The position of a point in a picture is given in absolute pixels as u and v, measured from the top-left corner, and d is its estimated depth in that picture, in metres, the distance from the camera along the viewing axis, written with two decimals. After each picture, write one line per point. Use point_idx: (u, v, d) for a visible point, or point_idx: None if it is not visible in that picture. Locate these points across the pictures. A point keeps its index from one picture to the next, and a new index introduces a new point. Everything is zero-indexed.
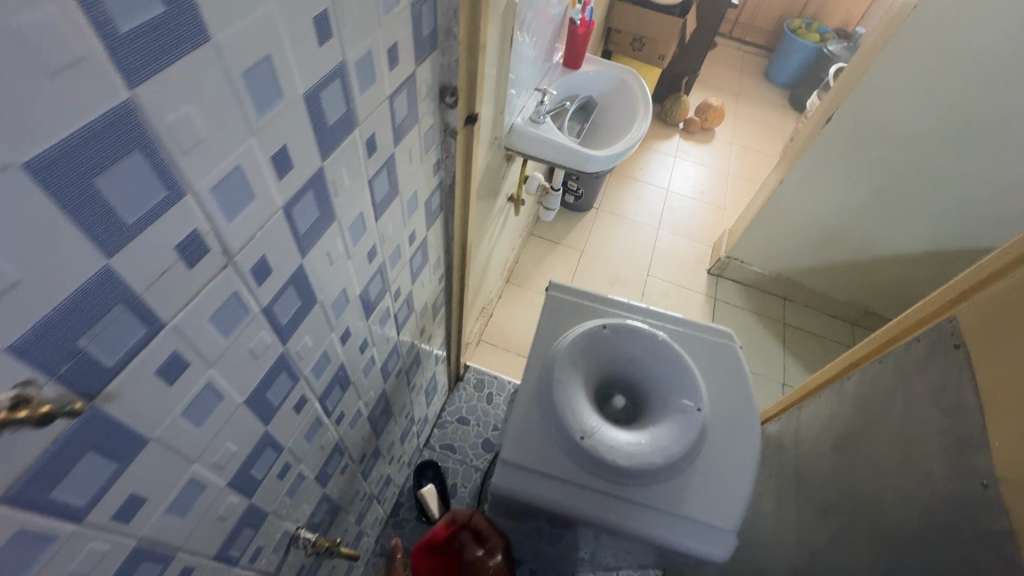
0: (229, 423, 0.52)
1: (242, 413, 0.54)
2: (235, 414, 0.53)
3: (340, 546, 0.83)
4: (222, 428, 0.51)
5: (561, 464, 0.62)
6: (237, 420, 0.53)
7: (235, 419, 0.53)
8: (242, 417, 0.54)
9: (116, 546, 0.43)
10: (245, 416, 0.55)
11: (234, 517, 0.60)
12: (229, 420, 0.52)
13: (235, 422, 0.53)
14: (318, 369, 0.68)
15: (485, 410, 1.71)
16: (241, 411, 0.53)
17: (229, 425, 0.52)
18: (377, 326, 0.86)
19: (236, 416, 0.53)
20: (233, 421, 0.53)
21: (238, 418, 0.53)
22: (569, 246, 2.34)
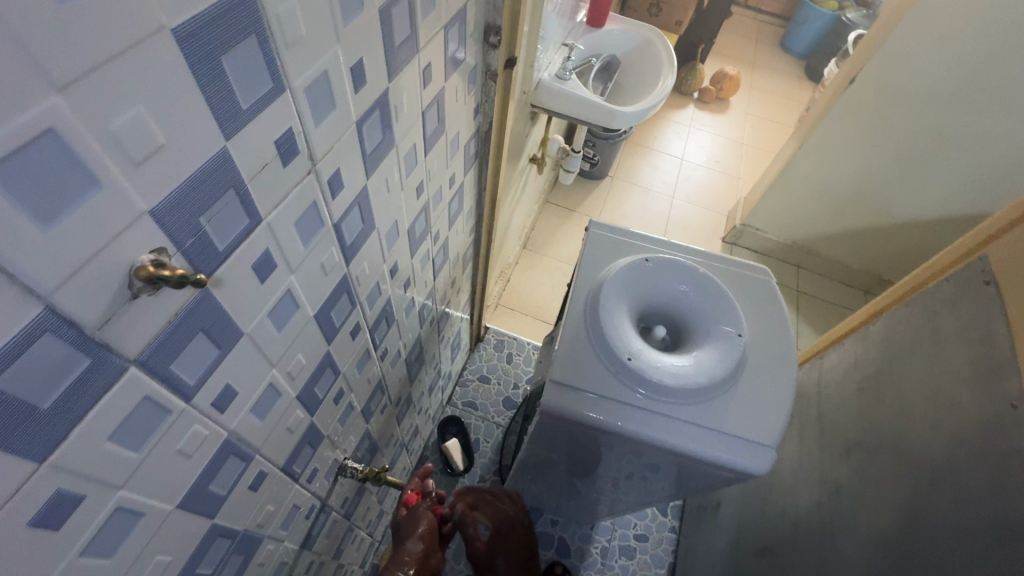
0: (301, 334, 0.55)
1: (311, 327, 0.57)
2: (306, 326, 0.55)
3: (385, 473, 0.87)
4: (296, 338, 0.54)
5: (609, 385, 0.64)
6: (307, 333, 0.56)
7: (306, 331, 0.56)
8: (311, 331, 0.57)
9: (213, 434, 0.46)
10: (313, 331, 0.57)
11: (299, 432, 0.63)
12: (301, 332, 0.55)
13: (305, 335, 0.56)
14: (371, 298, 0.71)
15: (505, 369, 1.74)
16: (311, 325, 0.56)
17: (301, 337, 0.55)
18: (419, 268, 0.88)
19: (306, 329, 0.56)
20: (304, 333, 0.55)
21: (308, 331, 0.56)
22: (585, 213, 2.35)
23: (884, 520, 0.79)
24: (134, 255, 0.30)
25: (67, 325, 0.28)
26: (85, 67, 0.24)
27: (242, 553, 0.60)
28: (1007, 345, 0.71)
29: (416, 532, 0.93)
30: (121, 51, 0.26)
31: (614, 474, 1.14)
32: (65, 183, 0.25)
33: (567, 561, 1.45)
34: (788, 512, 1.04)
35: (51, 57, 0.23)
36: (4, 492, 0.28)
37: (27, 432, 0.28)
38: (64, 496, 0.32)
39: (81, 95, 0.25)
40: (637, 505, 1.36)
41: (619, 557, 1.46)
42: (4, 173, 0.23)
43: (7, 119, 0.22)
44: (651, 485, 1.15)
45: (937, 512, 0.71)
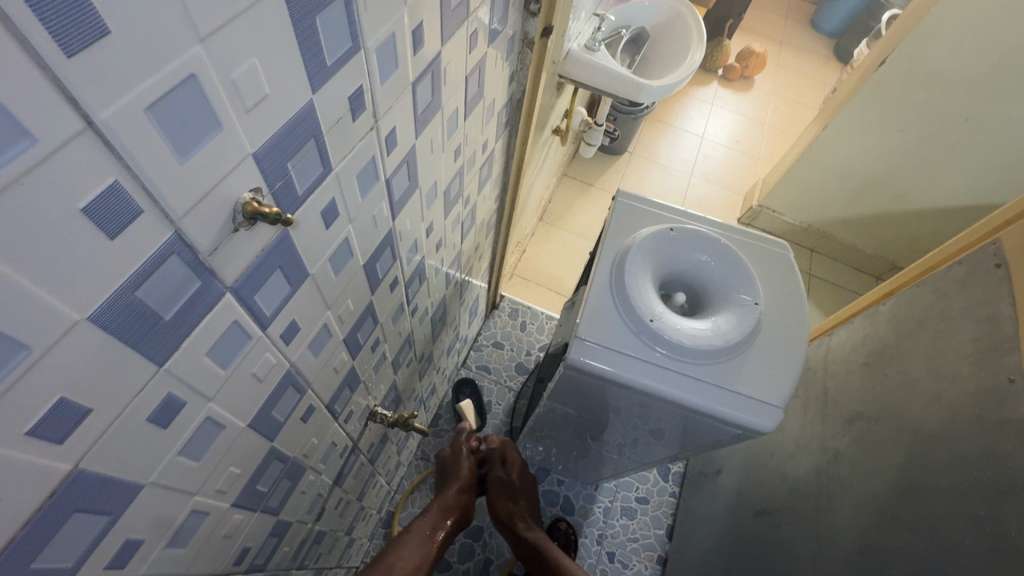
0: (351, 281, 0.59)
1: (359, 275, 0.61)
2: (356, 273, 0.60)
3: (413, 422, 0.93)
4: (347, 284, 0.59)
5: (630, 344, 0.69)
6: (356, 281, 0.61)
7: (356, 278, 0.60)
8: (359, 278, 0.61)
9: (279, 364, 0.51)
10: (361, 279, 0.62)
11: (342, 373, 0.69)
12: (352, 278, 0.59)
13: (355, 281, 0.60)
14: (409, 255, 0.76)
15: (519, 336, 1.79)
16: (359, 272, 0.61)
17: (352, 283, 0.60)
18: (450, 229, 0.92)
19: (356, 276, 0.60)
20: (353, 278, 0.60)
21: (357, 278, 0.61)
22: (602, 187, 2.36)
23: (881, 483, 0.84)
24: (238, 193, 0.35)
25: (187, 249, 0.33)
26: (220, 22, 0.28)
27: (290, 479, 0.66)
28: (1011, 324, 0.74)
29: (458, 476, 1.15)
30: (246, 8, 0.29)
31: (619, 437, 1.20)
32: (196, 122, 0.29)
33: (571, 518, 1.52)
34: (785, 477, 1.10)
35: (199, 10, 0.26)
36: (132, 389, 0.33)
37: (153, 339, 0.33)
38: (172, 399, 0.37)
39: (213, 44, 0.28)
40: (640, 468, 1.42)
41: (621, 517, 1.54)
42: (159, 110, 0.27)
43: (163, 64, 0.26)
44: (653, 449, 1.21)
45: (931, 478, 0.76)
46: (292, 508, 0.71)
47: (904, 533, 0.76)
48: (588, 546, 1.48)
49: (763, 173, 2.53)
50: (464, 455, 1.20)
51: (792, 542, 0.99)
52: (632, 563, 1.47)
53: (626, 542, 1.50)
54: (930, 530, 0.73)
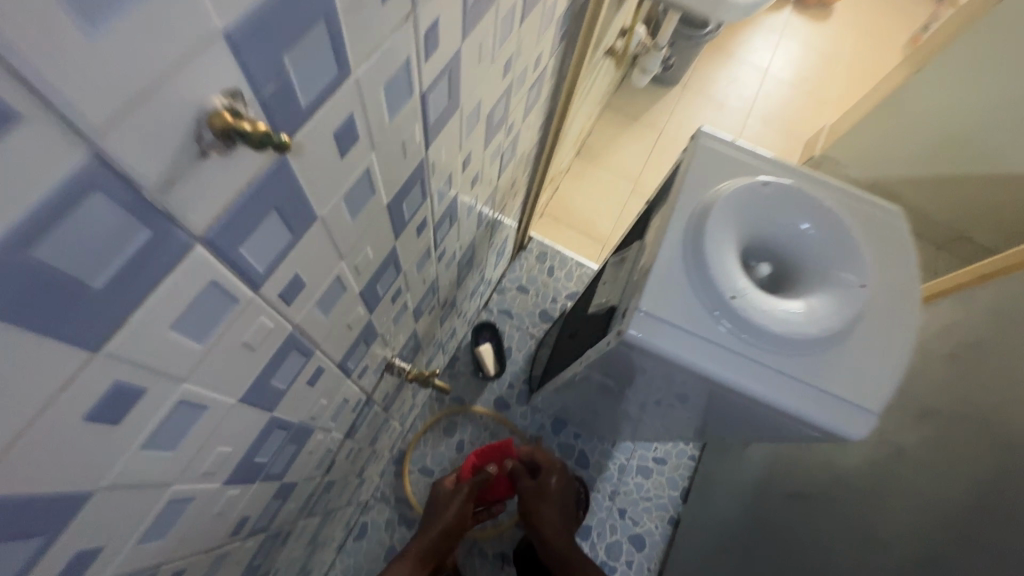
0: (372, 223, 0.47)
1: (382, 216, 0.49)
2: (379, 214, 0.48)
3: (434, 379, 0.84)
4: (367, 226, 0.47)
5: (700, 323, 0.57)
6: (378, 223, 0.49)
7: (378, 220, 0.48)
8: (382, 220, 0.49)
9: (278, 328, 0.40)
10: (385, 220, 0.50)
11: (357, 328, 0.58)
12: (373, 219, 0.47)
13: (377, 223, 0.49)
14: (441, 191, 0.63)
15: (546, 282, 1.67)
16: (382, 213, 0.49)
17: (372, 225, 0.48)
18: (489, 162, 0.78)
19: (378, 217, 0.48)
20: (375, 220, 0.48)
21: (380, 219, 0.49)
22: (648, 123, 2.13)
23: (953, 493, 0.75)
24: (203, 97, 0.22)
25: (121, 185, 0.21)
26: None
27: (296, 442, 0.58)
28: None
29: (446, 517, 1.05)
30: None
31: (647, 403, 1.12)
32: None
33: (584, 472, 1.48)
34: (828, 464, 1.01)
35: None
36: (49, 386, 0.22)
37: (78, 315, 0.22)
38: (123, 387, 0.27)
39: None
40: (664, 433, 1.35)
41: (636, 475, 1.50)
42: None
43: None
44: (681, 418, 1.13)
45: (1016, 496, 0.65)
46: (297, 470, 0.64)
47: (975, 551, 0.68)
48: (600, 500, 1.46)
49: (828, 119, 2.26)
50: (457, 500, 1.08)
51: (830, 535, 0.92)
52: (643, 521, 1.45)
53: (638, 500, 1.47)
54: (1001, 551, 0.65)
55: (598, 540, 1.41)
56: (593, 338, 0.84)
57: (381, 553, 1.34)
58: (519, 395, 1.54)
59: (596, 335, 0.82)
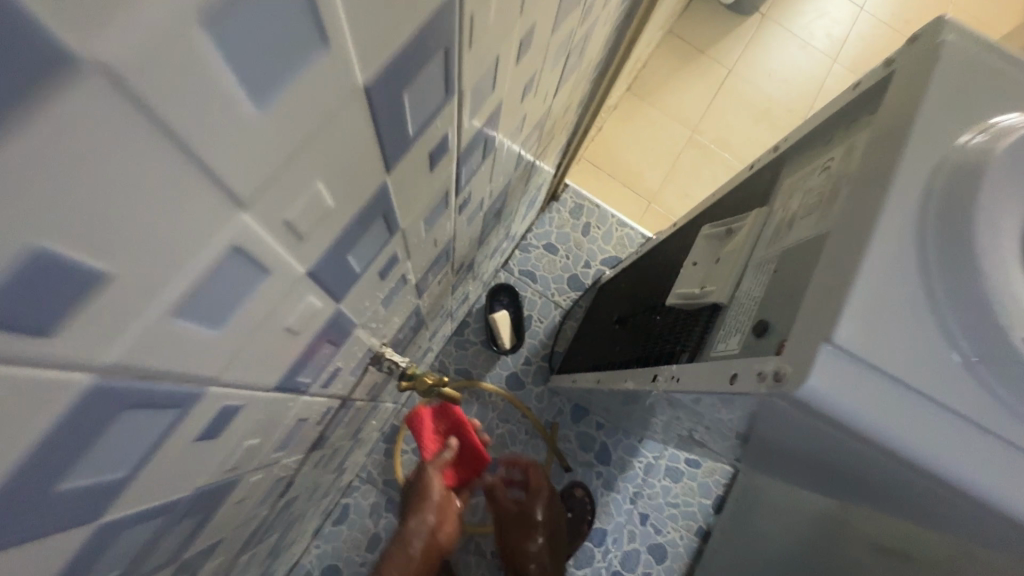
0: (324, 132, 0.20)
1: (348, 119, 0.21)
2: (338, 112, 0.20)
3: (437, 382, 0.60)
4: (307, 140, 0.19)
5: (935, 371, 0.35)
6: (338, 136, 0.21)
7: (339, 128, 0.21)
8: (348, 128, 0.22)
9: (24, 385, 0.15)
10: (357, 131, 0.22)
11: (313, 330, 0.33)
12: (325, 124, 0.20)
13: (335, 132, 0.21)
14: (477, 92, 0.34)
15: (579, 242, 1.40)
16: (348, 112, 0.21)
17: (324, 138, 0.20)
18: (551, 61, 0.49)
19: (337, 121, 0.21)
20: (332, 127, 0.21)
21: (342, 125, 0.21)
22: (715, 58, 1.76)
23: None
24: None
25: None
26: None
27: (199, 510, 0.34)
28: None
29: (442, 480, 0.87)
30: None
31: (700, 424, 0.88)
32: None
33: (604, 469, 1.28)
34: None
35: None
36: None
37: None
38: None
39: None
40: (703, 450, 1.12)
41: (664, 477, 1.28)
42: None
43: None
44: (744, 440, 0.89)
45: None
46: (216, 529, 0.41)
47: None
48: (619, 502, 1.26)
49: None
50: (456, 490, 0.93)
51: None
52: (666, 529, 1.25)
53: (664, 505, 1.27)
54: None
55: (613, 547, 1.23)
56: (672, 343, 0.57)
57: (364, 540, 1.17)
58: (536, 374, 1.31)
59: (679, 341, 0.56)
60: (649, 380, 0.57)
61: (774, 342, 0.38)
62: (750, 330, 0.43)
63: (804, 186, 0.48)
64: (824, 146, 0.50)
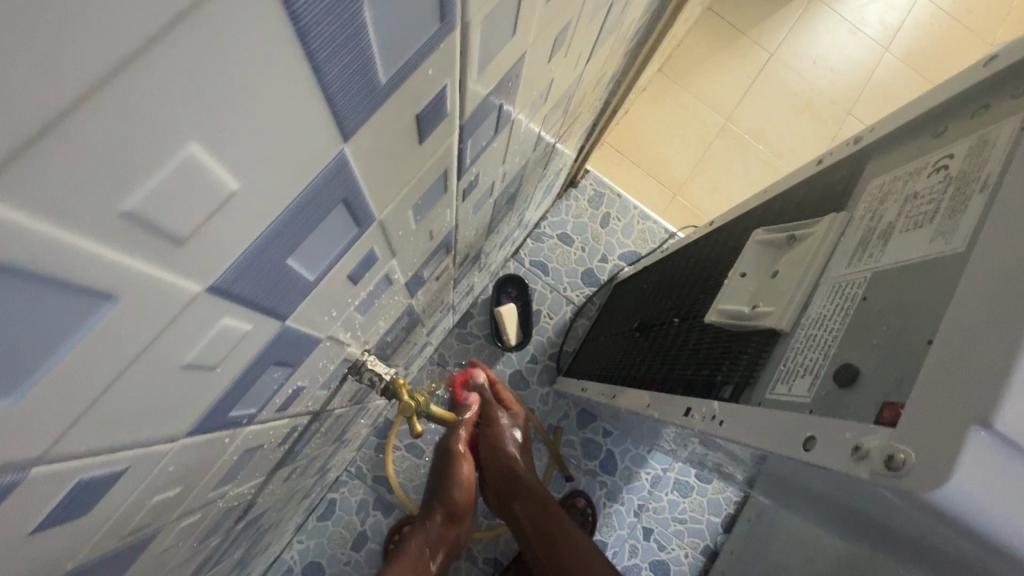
0: (174, 47, 0.10)
1: (236, 35, 0.12)
2: (200, 11, 0.10)
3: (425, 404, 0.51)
4: (128, 54, 0.10)
5: None
6: (216, 59, 0.12)
7: (210, 47, 0.11)
8: (239, 52, 0.12)
9: None
10: (263, 63, 0.13)
11: (245, 356, 0.24)
12: (169, 30, 0.10)
13: (203, 53, 0.11)
14: (492, 33, 0.24)
15: (596, 234, 1.29)
16: (232, 17, 0.11)
17: (179, 61, 0.11)
18: (590, 13, 0.38)
19: (204, 32, 0.11)
20: (194, 43, 0.11)
21: (220, 41, 0.11)
22: (756, 41, 1.61)
23: None
24: None
25: None
26: None
27: None
28: None
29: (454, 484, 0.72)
30: None
31: (712, 462, 0.78)
32: None
33: (609, 479, 1.19)
34: None
35: None
36: None
37: None
38: None
39: None
40: (714, 476, 1.02)
41: (671, 491, 1.19)
42: None
43: None
44: (753, 488, 0.80)
45: None
46: None
47: None
48: (622, 515, 1.18)
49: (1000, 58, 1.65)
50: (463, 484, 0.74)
51: None
52: (670, 546, 1.17)
53: (669, 521, 1.18)
54: None
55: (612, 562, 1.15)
56: (708, 369, 0.48)
57: (349, 539, 1.09)
58: (541, 373, 1.22)
59: (720, 369, 0.46)
60: (682, 414, 0.47)
61: (873, 404, 0.29)
62: (829, 376, 0.34)
63: (901, 191, 0.38)
64: (933, 142, 0.39)
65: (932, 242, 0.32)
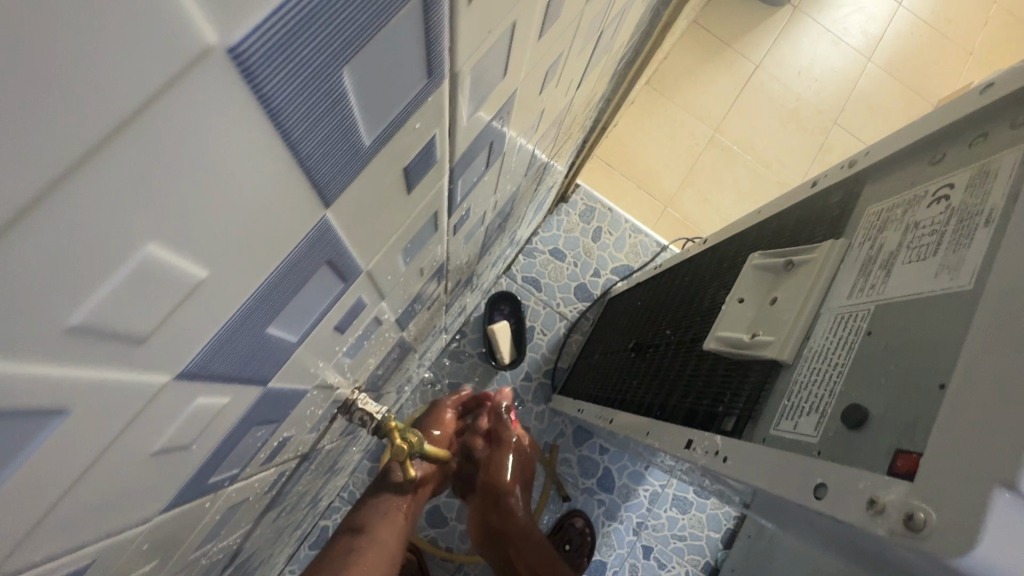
0: (123, 153, 0.09)
1: (198, 131, 0.10)
2: (149, 114, 0.09)
3: (416, 445, 0.49)
4: (66, 168, 0.08)
5: None
6: (174, 158, 0.10)
7: (166, 148, 0.10)
8: (202, 147, 0.11)
9: None
10: (230, 153, 0.11)
11: (223, 427, 0.22)
12: (113, 136, 0.09)
13: (156, 155, 0.10)
14: (482, 78, 0.23)
15: (588, 248, 1.28)
16: (191, 114, 0.10)
17: (129, 168, 0.09)
18: (581, 43, 0.37)
19: (157, 134, 0.09)
20: (145, 144, 0.09)
21: (178, 141, 0.10)
22: (740, 53, 1.62)
23: None
24: None
25: None
26: None
27: None
28: None
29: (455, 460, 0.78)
30: None
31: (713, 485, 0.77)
32: None
33: (606, 497, 1.18)
34: None
35: None
36: None
37: None
38: None
39: None
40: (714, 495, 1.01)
41: (670, 508, 1.18)
42: None
43: None
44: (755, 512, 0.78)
45: None
46: None
47: None
48: (621, 533, 1.16)
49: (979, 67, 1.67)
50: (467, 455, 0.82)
51: None
52: (671, 564, 1.15)
53: (669, 538, 1.16)
54: None
55: None
56: (708, 401, 0.46)
57: None
58: (536, 391, 1.20)
59: (720, 400, 0.44)
60: (682, 447, 0.45)
61: (883, 449, 0.29)
62: (835, 415, 0.33)
63: (901, 220, 0.37)
64: (931, 170, 0.38)
65: (935, 276, 0.32)
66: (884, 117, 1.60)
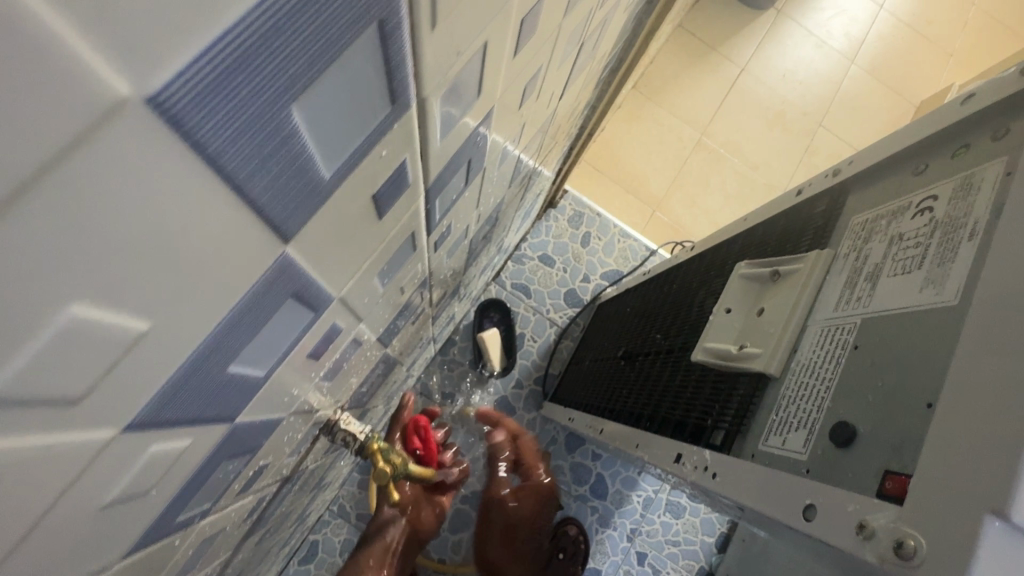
0: (30, 214, 0.08)
1: (120, 185, 0.09)
2: (59, 172, 0.08)
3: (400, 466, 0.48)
4: None
5: None
6: (96, 215, 0.09)
7: (83, 203, 0.09)
8: (128, 200, 0.10)
9: None
10: (164, 203, 0.10)
11: (186, 468, 0.21)
12: (16, 198, 0.08)
13: (74, 213, 0.09)
14: (455, 99, 0.22)
15: (578, 254, 1.28)
16: (109, 167, 0.09)
17: (37, 228, 0.09)
18: (561, 56, 0.36)
19: (73, 192, 0.09)
20: (58, 202, 0.09)
21: (100, 195, 0.09)
22: (726, 57, 1.63)
23: None
24: None
25: None
26: None
27: None
28: None
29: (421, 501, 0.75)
30: None
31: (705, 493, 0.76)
32: None
33: (599, 503, 1.17)
34: None
35: None
36: None
37: None
38: None
39: None
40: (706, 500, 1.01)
41: (663, 513, 1.17)
42: None
43: None
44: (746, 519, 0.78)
45: None
46: None
47: None
48: (615, 540, 1.15)
49: (960, 67, 1.70)
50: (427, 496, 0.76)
51: None
52: (665, 570, 1.14)
53: (662, 544, 1.16)
54: None
55: None
56: (696, 414, 0.45)
57: None
58: (527, 398, 1.20)
59: (709, 413, 0.44)
60: (671, 461, 0.45)
61: (873, 470, 0.29)
62: (824, 432, 0.32)
63: (886, 232, 0.37)
64: (915, 179, 0.38)
65: (921, 291, 0.32)
66: (868, 118, 1.62)
